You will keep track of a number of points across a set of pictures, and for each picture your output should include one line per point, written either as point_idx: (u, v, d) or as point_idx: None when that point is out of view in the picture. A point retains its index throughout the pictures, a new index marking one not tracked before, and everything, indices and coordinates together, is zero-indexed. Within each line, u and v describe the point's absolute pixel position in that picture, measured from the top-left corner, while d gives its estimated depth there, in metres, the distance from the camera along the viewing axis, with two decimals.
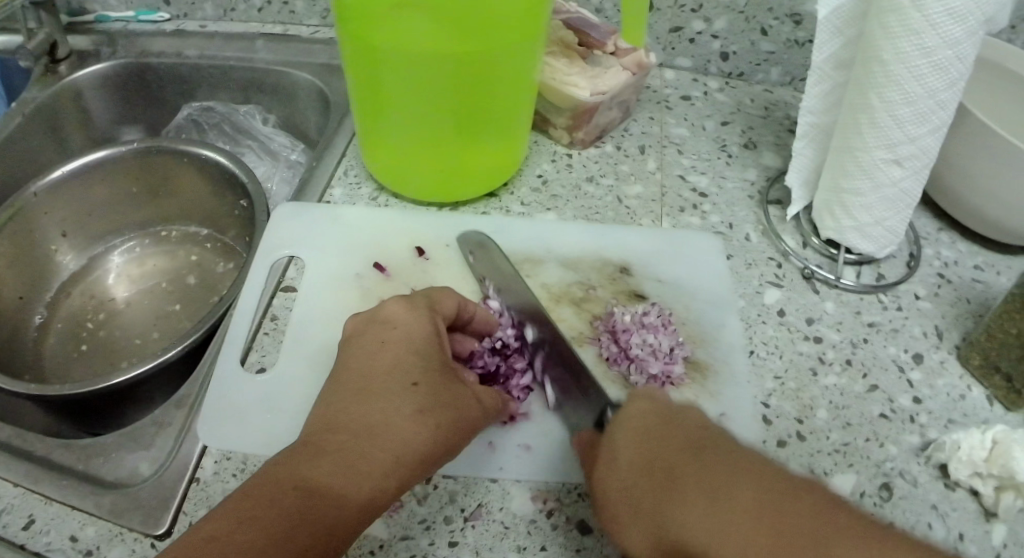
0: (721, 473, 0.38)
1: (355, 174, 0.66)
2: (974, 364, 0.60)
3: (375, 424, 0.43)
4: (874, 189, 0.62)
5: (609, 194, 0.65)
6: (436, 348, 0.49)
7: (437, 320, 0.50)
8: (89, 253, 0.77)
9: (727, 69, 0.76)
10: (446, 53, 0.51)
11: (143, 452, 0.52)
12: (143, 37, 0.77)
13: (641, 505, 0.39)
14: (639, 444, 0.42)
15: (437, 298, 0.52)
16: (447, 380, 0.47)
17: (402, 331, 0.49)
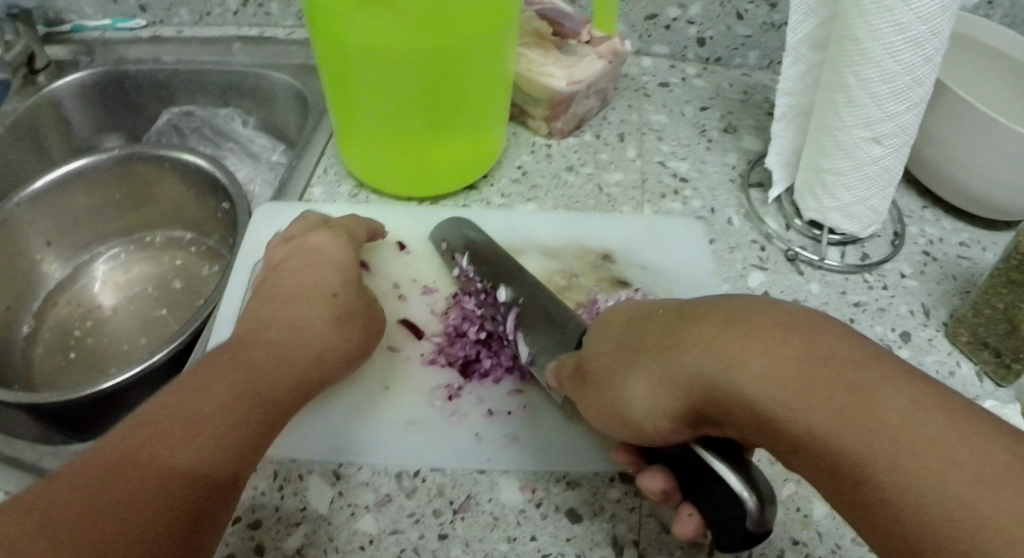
0: (720, 311, 0.37)
1: (335, 171, 0.66)
2: (962, 341, 0.60)
3: (261, 363, 0.46)
4: (854, 169, 0.62)
5: (589, 182, 0.65)
6: (322, 289, 0.52)
7: (327, 265, 0.53)
8: (74, 262, 0.77)
9: (704, 54, 0.76)
10: (419, 45, 0.51)
11: None
12: (119, 44, 0.77)
13: (638, 367, 0.40)
14: (620, 339, 0.43)
15: (327, 247, 0.55)
16: (329, 320, 0.50)
17: (290, 283, 0.52)
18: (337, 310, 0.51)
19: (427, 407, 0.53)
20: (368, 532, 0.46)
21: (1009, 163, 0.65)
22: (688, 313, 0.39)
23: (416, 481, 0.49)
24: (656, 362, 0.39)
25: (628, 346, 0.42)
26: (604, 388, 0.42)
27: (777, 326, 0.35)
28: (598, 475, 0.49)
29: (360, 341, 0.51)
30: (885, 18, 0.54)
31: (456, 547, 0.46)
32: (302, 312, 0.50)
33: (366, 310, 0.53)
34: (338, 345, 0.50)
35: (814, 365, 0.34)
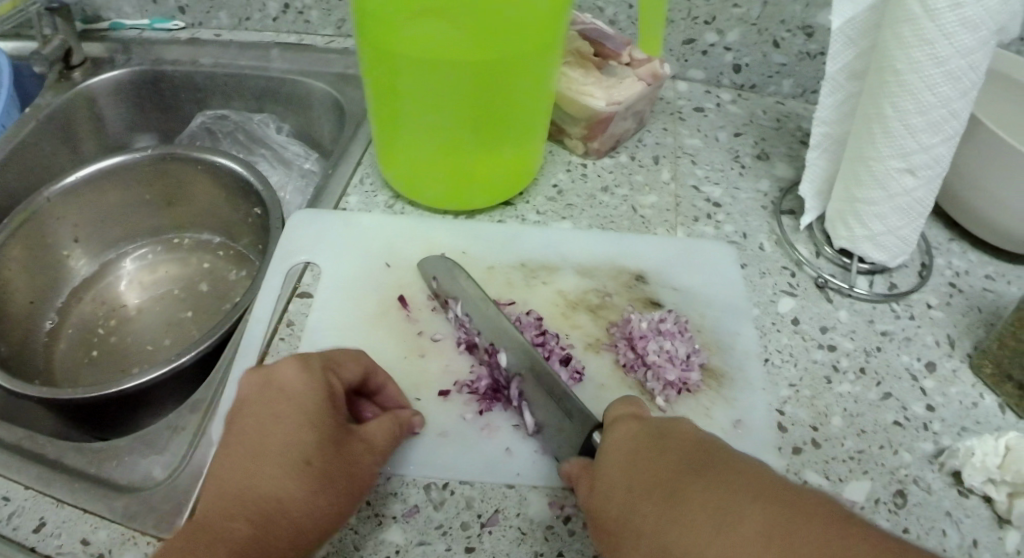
0: (724, 499, 0.36)
1: (371, 182, 0.66)
2: (986, 373, 0.61)
3: (248, 539, 0.41)
4: (887, 199, 0.62)
5: (624, 203, 0.65)
6: (294, 457, 0.43)
7: (293, 412, 0.45)
8: (101, 259, 0.77)
9: (738, 81, 0.76)
10: (469, 58, 0.52)
11: (155, 456, 0.53)
12: (158, 45, 0.78)
13: (642, 525, 0.38)
14: (626, 463, 0.42)
15: (297, 394, 0.46)
16: (303, 492, 0.42)
17: (248, 439, 0.44)
18: (314, 480, 0.43)
19: (459, 420, 0.53)
20: (395, 542, 0.47)
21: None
22: (613, 499, 0.41)
23: (445, 493, 0.49)
24: (650, 517, 0.38)
25: (638, 483, 0.40)
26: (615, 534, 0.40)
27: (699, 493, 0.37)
28: None
29: (339, 508, 0.44)
30: (926, 51, 0.55)
31: None
32: (274, 480, 0.43)
33: (343, 471, 0.44)
34: (316, 516, 0.42)
35: (784, 525, 0.34)
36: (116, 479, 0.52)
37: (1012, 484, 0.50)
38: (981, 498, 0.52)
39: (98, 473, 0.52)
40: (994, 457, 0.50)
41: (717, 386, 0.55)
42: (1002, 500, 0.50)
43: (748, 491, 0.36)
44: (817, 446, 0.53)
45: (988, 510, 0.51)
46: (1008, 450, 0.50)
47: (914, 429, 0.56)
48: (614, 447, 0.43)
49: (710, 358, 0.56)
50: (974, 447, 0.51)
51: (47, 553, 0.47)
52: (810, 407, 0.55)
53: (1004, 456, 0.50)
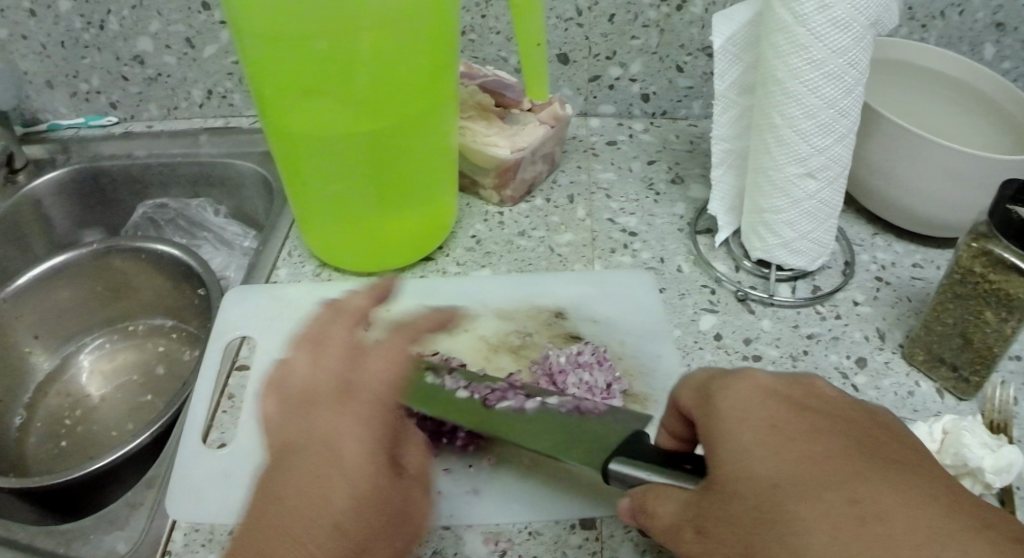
0: (897, 468, 0.35)
1: (299, 253, 0.69)
2: (919, 360, 0.64)
3: (258, 542, 0.41)
4: (792, 205, 0.65)
5: (541, 245, 0.68)
6: (368, 453, 0.45)
7: (351, 419, 0.46)
8: (61, 353, 0.80)
9: (649, 109, 0.80)
10: (365, 119, 0.54)
11: (120, 533, 0.56)
12: (94, 142, 0.81)
13: (751, 446, 0.37)
14: (766, 398, 0.39)
15: (374, 382, 0.49)
16: (348, 503, 0.43)
17: (289, 432, 0.47)
18: (356, 491, 0.43)
19: None
20: None
21: (950, 179, 0.68)
22: (794, 487, 0.35)
23: None
24: (797, 452, 0.36)
25: (783, 420, 0.38)
26: (721, 441, 0.38)
27: (845, 449, 0.36)
28: (559, 522, 0.52)
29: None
30: (802, 57, 0.58)
31: None
32: (316, 468, 0.44)
33: (373, 418, 0.47)
34: (362, 532, 0.43)
35: (949, 505, 0.34)
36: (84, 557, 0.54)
37: (953, 468, 0.54)
38: None
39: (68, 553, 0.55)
40: (931, 444, 0.55)
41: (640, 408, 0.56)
42: None
43: (928, 470, 0.36)
44: None
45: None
46: (943, 434, 0.55)
47: None
48: (710, 412, 0.40)
49: (632, 384, 0.58)
50: None
51: None
52: None
53: (940, 441, 0.55)
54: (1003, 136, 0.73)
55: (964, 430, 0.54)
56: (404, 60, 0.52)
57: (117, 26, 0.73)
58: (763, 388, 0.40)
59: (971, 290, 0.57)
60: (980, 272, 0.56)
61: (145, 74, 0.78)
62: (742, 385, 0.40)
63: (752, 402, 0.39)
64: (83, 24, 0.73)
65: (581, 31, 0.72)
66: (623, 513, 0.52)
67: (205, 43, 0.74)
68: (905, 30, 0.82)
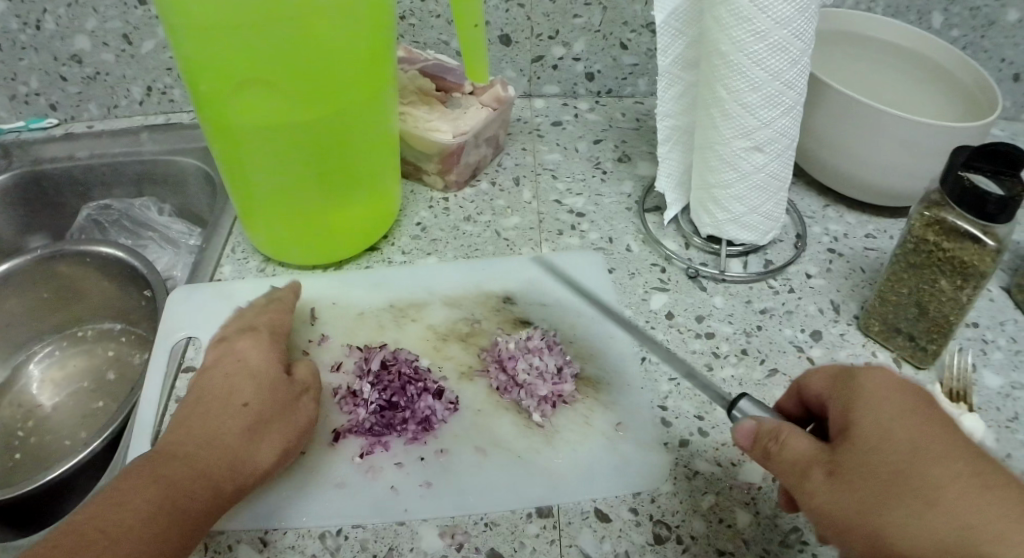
0: (993, 493, 0.35)
1: (243, 249, 0.68)
2: (876, 330, 0.64)
3: (177, 477, 0.45)
4: (741, 179, 0.65)
5: (488, 230, 0.67)
6: (234, 399, 0.49)
7: (243, 371, 0.51)
8: (12, 363, 0.78)
9: (594, 88, 0.79)
10: (308, 110, 0.54)
11: None
12: (35, 145, 0.79)
13: (860, 414, 0.39)
14: (900, 390, 0.40)
15: (244, 354, 0.52)
16: (241, 432, 0.48)
17: (207, 393, 0.50)
18: (250, 421, 0.48)
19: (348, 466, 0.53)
20: None
21: (900, 148, 0.68)
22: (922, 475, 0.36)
23: (339, 538, 0.50)
24: (902, 431, 0.38)
25: (910, 408, 0.39)
26: (846, 404, 0.41)
27: (969, 453, 0.37)
28: (516, 512, 0.51)
29: (272, 454, 0.48)
30: (746, 30, 0.57)
31: None
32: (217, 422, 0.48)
33: (278, 413, 0.50)
34: (252, 456, 0.48)
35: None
36: None
37: None
38: None
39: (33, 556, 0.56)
40: None
41: (594, 394, 0.57)
42: None
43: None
44: (705, 434, 0.55)
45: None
46: None
47: None
48: (855, 395, 0.41)
49: (584, 368, 0.58)
50: None
51: None
52: (695, 397, 0.57)
53: None
54: (933, 92, 0.75)
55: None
56: (348, 50, 0.52)
57: (52, 26, 0.72)
58: (889, 383, 0.40)
59: (924, 259, 0.57)
60: (933, 240, 0.56)
61: (83, 73, 0.76)
62: (873, 379, 0.41)
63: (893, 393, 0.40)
64: (19, 24, 0.71)
65: (523, 12, 0.71)
66: (582, 499, 0.52)
67: (142, 39, 0.73)
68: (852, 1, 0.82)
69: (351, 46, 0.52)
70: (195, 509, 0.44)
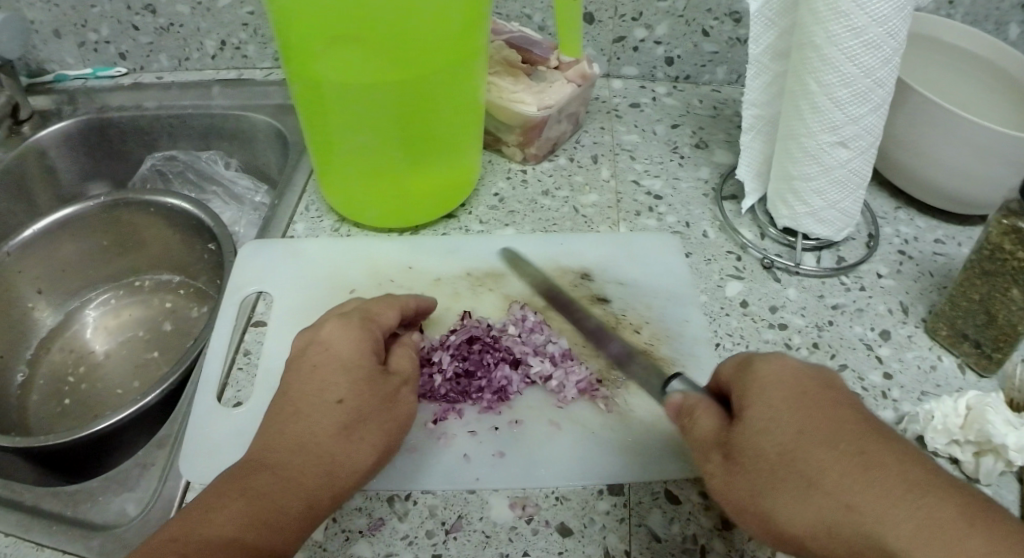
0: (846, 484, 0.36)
1: (316, 208, 0.67)
2: (943, 335, 0.62)
3: (263, 489, 0.42)
4: (823, 173, 0.63)
5: (565, 205, 0.67)
6: (328, 396, 0.46)
7: (334, 364, 0.48)
8: (65, 309, 0.78)
9: (673, 73, 0.78)
10: (395, 72, 0.53)
11: (129, 493, 0.53)
12: (102, 93, 0.79)
13: (748, 418, 0.40)
14: (783, 394, 0.40)
15: (335, 344, 0.49)
16: (334, 434, 0.45)
17: (297, 387, 0.47)
18: (344, 421, 0.46)
19: (421, 431, 0.53)
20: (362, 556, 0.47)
21: (974, 155, 0.66)
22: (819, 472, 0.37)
23: (407, 504, 0.49)
24: (778, 437, 0.39)
25: (787, 408, 0.40)
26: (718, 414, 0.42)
27: (837, 449, 0.37)
28: (586, 488, 0.50)
29: (365, 464, 0.45)
30: (843, 24, 0.55)
31: None
32: (306, 423, 0.45)
33: (375, 410, 0.47)
34: (344, 456, 0.45)
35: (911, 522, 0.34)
36: (91, 521, 0.52)
37: (975, 443, 0.52)
38: (948, 459, 0.54)
39: (75, 515, 0.52)
40: (955, 417, 0.53)
41: (668, 375, 0.56)
42: (968, 459, 0.52)
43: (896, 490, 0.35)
44: None
45: (956, 471, 0.53)
46: (968, 409, 0.53)
47: (874, 399, 0.58)
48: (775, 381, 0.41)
49: (658, 348, 0.57)
50: (933, 409, 0.54)
51: None
52: None
53: (965, 416, 0.53)
54: (1010, 95, 0.70)
55: (988, 404, 0.52)
56: (427, 20, 0.50)
57: None
58: (792, 371, 0.41)
59: (999, 267, 0.55)
60: (1009, 249, 0.54)
61: (156, 24, 0.75)
62: (768, 367, 0.42)
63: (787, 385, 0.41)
64: None
65: None
66: (652, 478, 0.50)
67: None
68: (933, 5, 0.79)
69: (439, 18, 0.50)
70: (285, 524, 0.42)
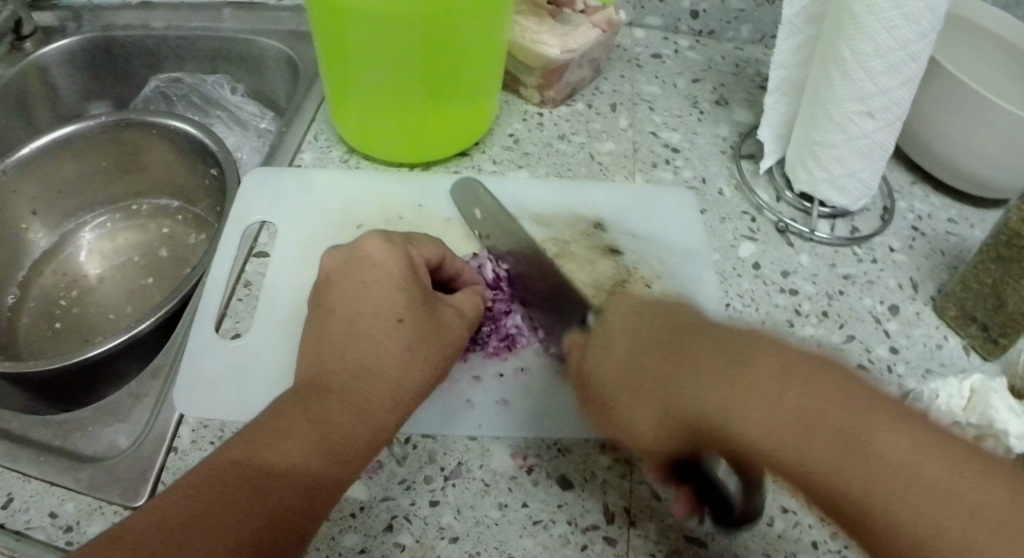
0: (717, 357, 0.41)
1: (326, 138, 0.66)
2: (951, 315, 0.59)
3: (331, 415, 0.41)
4: (847, 142, 0.61)
5: (581, 151, 0.66)
6: (386, 317, 0.45)
7: (385, 282, 0.47)
8: (61, 230, 0.76)
9: (696, 27, 0.76)
10: (419, 1, 0.50)
11: (120, 425, 0.51)
12: (109, 11, 0.76)
13: (641, 373, 0.44)
14: (627, 341, 0.46)
15: (383, 263, 0.48)
16: (398, 355, 0.44)
17: (350, 308, 0.46)
18: (407, 340, 0.45)
19: None
20: (359, 498, 0.46)
21: (997, 142, 0.64)
22: (755, 366, 0.39)
23: (406, 447, 0.48)
24: (654, 373, 0.43)
25: (636, 348, 0.45)
26: (608, 409, 0.46)
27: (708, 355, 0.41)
28: (589, 441, 0.49)
29: (425, 387, 0.45)
30: None
31: (446, 514, 0.46)
32: (368, 346, 0.44)
33: (434, 332, 0.46)
34: (406, 378, 0.44)
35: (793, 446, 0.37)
36: (82, 449, 0.50)
37: (978, 426, 0.49)
38: None
39: (65, 445, 0.51)
40: (958, 399, 0.50)
41: None
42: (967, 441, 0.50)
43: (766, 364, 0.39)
44: None
45: None
46: (972, 392, 0.50)
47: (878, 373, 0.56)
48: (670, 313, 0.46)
49: None
50: (938, 389, 0.51)
51: (15, 529, 0.45)
52: None
53: (968, 398, 0.50)
54: None
55: (992, 389, 0.49)
56: None
57: None
58: (625, 343, 0.46)
59: (1015, 254, 0.53)
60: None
61: None
62: (599, 339, 0.48)
63: (638, 323, 0.47)
64: None
65: None
66: None
67: None
68: None
69: None
70: (359, 450, 0.41)
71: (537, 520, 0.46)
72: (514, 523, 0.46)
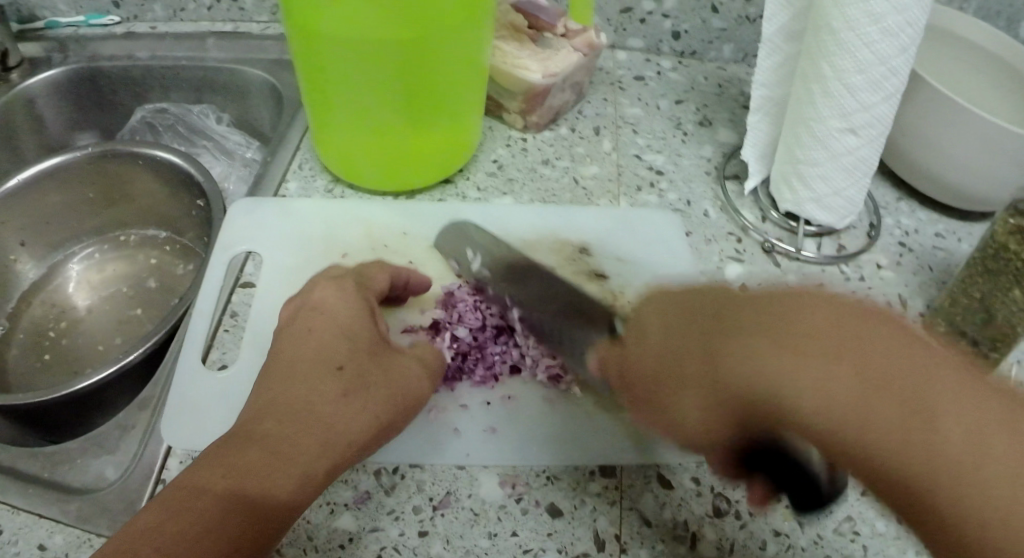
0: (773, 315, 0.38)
1: (310, 167, 0.66)
2: (941, 330, 0.60)
3: (252, 463, 0.40)
4: (830, 159, 0.61)
5: (565, 176, 0.66)
6: (326, 361, 0.46)
7: (331, 328, 0.48)
8: (50, 261, 0.76)
9: (679, 48, 0.76)
10: (390, 29, 0.50)
11: (108, 457, 0.51)
12: (93, 41, 0.76)
13: (684, 367, 0.42)
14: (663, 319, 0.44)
15: (328, 309, 0.49)
16: (334, 399, 0.44)
17: (293, 354, 0.47)
18: (346, 385, 0.45)
19: None
20: (347, 530, 0.46)
21: (982, 151, 0.64)
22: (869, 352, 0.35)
23: (395, 477, 0.48)
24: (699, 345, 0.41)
25: (664, 352, 0.44)
26: (660, 405, 0.44)
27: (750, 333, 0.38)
28: (578, 469, 0.49)
29: (366, 432, 0.44)
30: (861, 9, 0.53)
31: (436, 544, 0.45)
32: (306, 391, 0.44)
33: (378, 378, 0.46)
34: (337, 423, 0.43)
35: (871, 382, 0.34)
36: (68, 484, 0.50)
37: None
38: None
39: (51, 478, 0.50)
40: None
41: None
42: None
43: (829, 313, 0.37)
44: None
45: None
46: None
47: None
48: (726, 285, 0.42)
49: None
50: None
51: None
52: None
53: None
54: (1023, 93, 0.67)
55: None
56: None
57: None
58: (665, 320, 0.44)
59: (1002, 267, 0.53)
60: (1014, 249, 0.52)
61: None
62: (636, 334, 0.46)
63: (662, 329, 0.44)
64: None
65: None
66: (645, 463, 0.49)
67: None
68: None
69: None
70: (276, 501, 0.39)
71: (527, 548, 0.46)
72: (504, 552, 0.45)
